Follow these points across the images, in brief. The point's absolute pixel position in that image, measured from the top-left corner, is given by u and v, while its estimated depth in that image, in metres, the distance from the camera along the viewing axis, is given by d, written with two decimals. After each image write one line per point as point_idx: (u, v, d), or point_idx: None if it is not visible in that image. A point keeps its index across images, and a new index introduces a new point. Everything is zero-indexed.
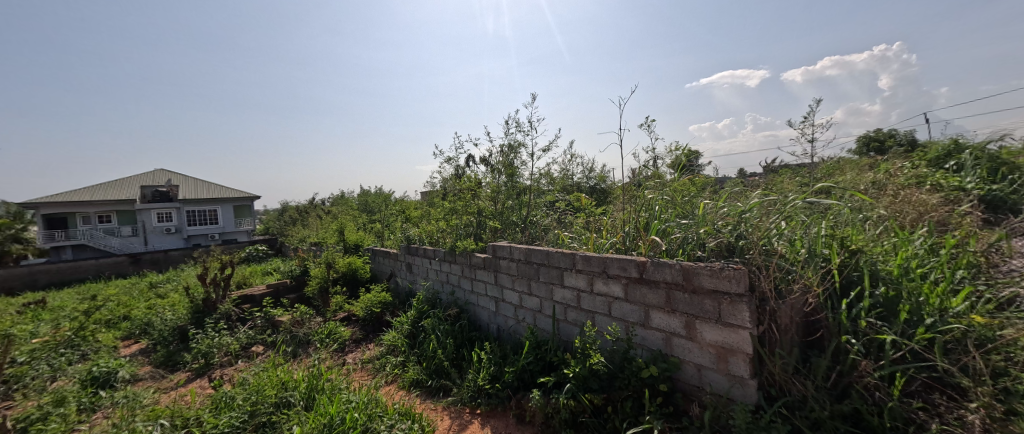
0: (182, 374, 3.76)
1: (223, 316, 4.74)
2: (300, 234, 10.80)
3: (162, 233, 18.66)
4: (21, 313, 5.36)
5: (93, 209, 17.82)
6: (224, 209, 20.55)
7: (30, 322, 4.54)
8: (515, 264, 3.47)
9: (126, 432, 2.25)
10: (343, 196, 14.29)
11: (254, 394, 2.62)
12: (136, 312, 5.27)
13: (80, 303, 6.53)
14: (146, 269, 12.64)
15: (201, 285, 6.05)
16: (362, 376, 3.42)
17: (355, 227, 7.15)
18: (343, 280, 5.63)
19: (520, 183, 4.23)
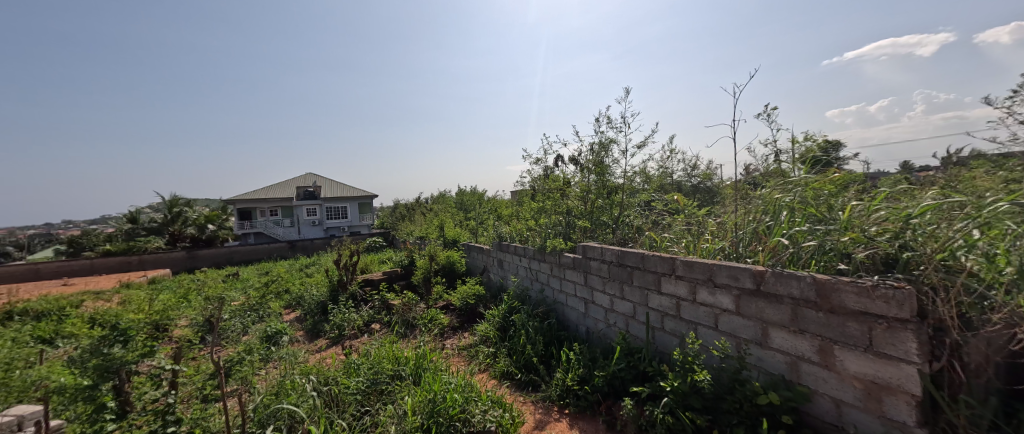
0: (323, 341, 4.49)
1: (350, 295, 5.54)
2: (408, 228, 12.00)
3: (308, 224, 22.50)
4: (223, 281, 7.05)
5: (268, 204, 21.90)
6: (351, 206, 23.88)
7: (228, 289, 5.94)
8: (606, 265, 3.36)
9: (289, 381, 2.76)
10: (445, 195, 15.47)
11: (373, 363, 2.98)
12: (290, 285, 6.47)
13: (256, 277, 8.29)
14: (298, 253, 15.43)
15: (335, 268, 7.15)
16: (458, 361, 3.65)
17: (453, 224, 7.67)
18: (443, 272, 6.10)
19: (612, 181, 4.07)
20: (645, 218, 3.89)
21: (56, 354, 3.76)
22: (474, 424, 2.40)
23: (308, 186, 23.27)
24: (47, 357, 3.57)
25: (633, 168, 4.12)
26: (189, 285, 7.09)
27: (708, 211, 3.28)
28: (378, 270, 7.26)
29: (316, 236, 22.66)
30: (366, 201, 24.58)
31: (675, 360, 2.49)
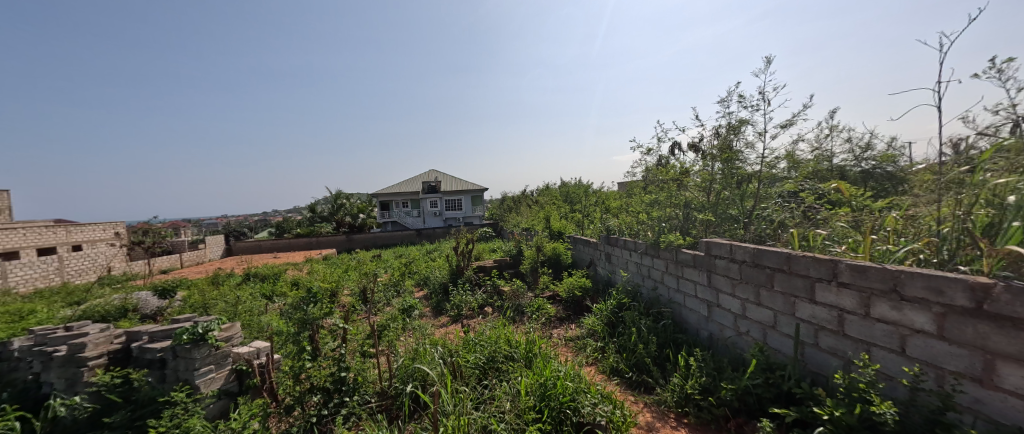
0: (445, 317, 4.98)
1: (467, 279, 6.01)
2: (515, 220, 12.47)
3: (431, 215, 25.14)
4: (367, 261, 8.36)
5: (400, 197, 25.08)
6: (465, 199, 25.89)
7: (372, 267, 7.03)
8: (736, 265, 2.97)
9: (421, 348, 3.12)
10: (551, 188, 15.62)
11: (488, 341, 3.18)
12: (419, 266, 7.36)
13: (393, 259, 9.64)
14: (423, 241, 17.40)
15: (454, 254, 7.86)
16: (566, 351, 3.66)
17: (558, 216, 7.69)
18: (549, 262, 6.19)
19: (743, 169, 3.58)
20: (789, 211, 3.26)
21: (271, 306, 5.04)
22: (584, 415, 2.38)
23: (430, 181, 25.95)
24: (267, 309, 4.80)
25: (773, 152, 3.56)
26: (348, 263, 8.66)
27: (887, 203, 2.62)
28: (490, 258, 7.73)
29: (436, 225, 25.15)
30: (478, 194, 26.29)
31: (839, 387, 2.07)
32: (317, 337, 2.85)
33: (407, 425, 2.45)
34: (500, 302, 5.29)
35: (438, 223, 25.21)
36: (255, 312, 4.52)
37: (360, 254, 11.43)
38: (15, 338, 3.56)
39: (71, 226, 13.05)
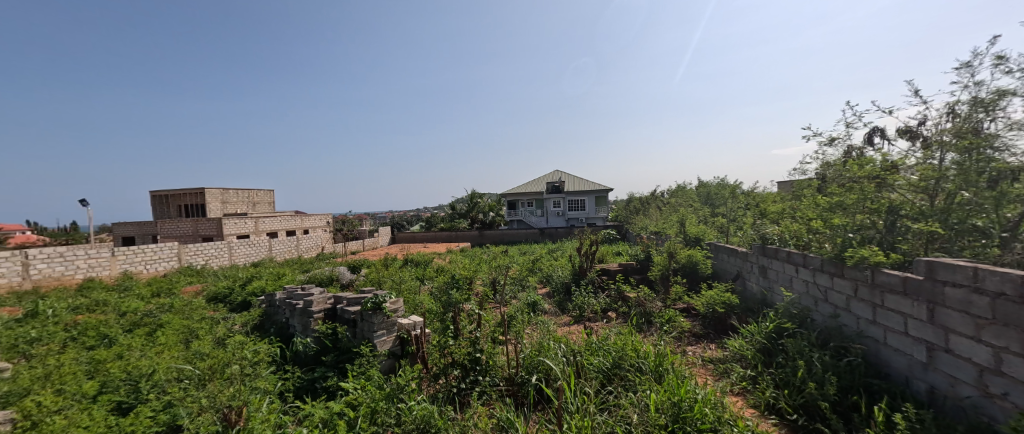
0: (568, 316, 4.98)
1: (590, 281, 5.89)
2: (642, 222, 11.65)
3: (555, 215, 25.50)
4: (496, 255, 9.00)
5: (527, 197, 26.13)
6: (589, 200, 25.36)
7: (501, 262, 7.56)
8: (985, 299, 2.12)
9: (547, 343, 3.16)
10: (684, 189, 14.02)
11: (612, 346, 3.04)
12: (544, 264, 7.55)
13: (518, 255, 10.14)
14: (545, 240, 17.86)
15: (578, 255, 7.79)
16: (704, 373, 3.24)
17: (696, 219, 6.86)
18: (683, 272, 5.58)
19: (997, 160, 2.51)
20: None
21: (422, 287, 5.92)
22: None
23: (555, 181, 26.28)
24: (419, 290, 5.66)
25: None
26: (482, 256, 9.50)
27: None
28: (615, 262, 7.39)
29: (560, 225, 25.38)
30: (604, 195, 25.38)
31: None
32: (458, 319, 3.22)
33: (532, 414, 2.54)
34: (624, 308, 5.03)
35: (561, 223, 25.38)
36: (410, 291, 5.37)
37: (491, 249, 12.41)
38: (275, 292, 5.09)
39: (299, 215, 18.14)
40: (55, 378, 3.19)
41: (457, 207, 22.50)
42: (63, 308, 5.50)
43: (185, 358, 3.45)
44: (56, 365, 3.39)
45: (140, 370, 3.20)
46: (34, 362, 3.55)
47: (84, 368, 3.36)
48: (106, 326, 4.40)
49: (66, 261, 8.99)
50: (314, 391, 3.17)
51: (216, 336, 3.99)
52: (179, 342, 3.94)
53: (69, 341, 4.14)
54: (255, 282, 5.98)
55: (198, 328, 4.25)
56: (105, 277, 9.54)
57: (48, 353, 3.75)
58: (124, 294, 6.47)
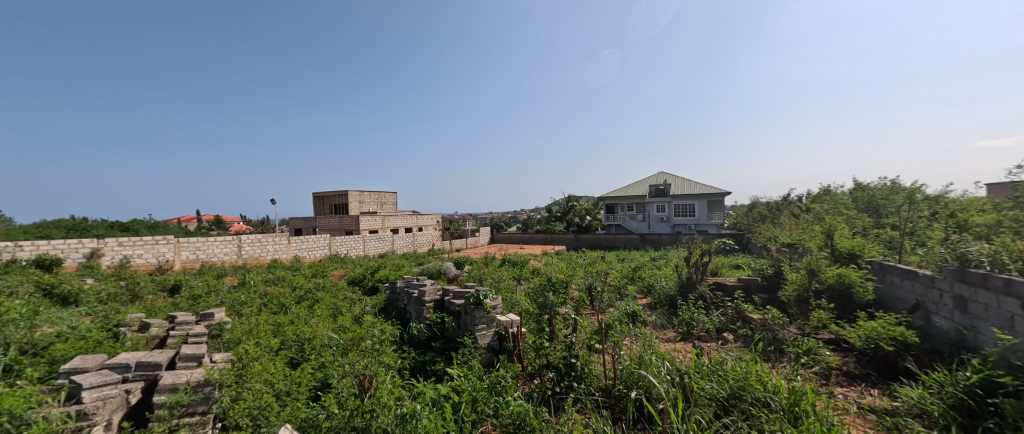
0: (673, 332, 4.55)
1: (701, 296, 5.28)
2: (772, 231, 9.89)
3: (658, 220, 23.24)
4: (595, 260, 8.71)
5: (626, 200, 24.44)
6: (701, 204, 22.29)
7: (600, 267, 7.28)
8: None
9: (649, 358, 2.91)
10: (830, 193, 11.37)
11: (731, 372, 2.64)
12: (647, 272, 7.02)
13: (619, 262, 9.62)
14: (647, 246, 16.57)
15: (688, 266, 7.02)
16: (862, 424, 2.58)
17: (851, 231, 5.54)
18: (830, 295, 4.58)
19: None
20: None
21: (518, 287, 6.07)
22: None
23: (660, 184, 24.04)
24: (516, 289, 5.83)
25: None
26: (580, 260, 9.28)
27: None
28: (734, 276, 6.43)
29: (664, 232, 23.08)
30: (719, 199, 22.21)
31: None
32: (554, 322, 3.23)
33: (631, 431, 2.37)
34: (745, 330, 4.37)
35: (666, 229, 23.06)
36: (508, 290, 5.56)
37: (588, 253, 12.03)
38: (396, 280, 5.82)
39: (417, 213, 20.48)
40: (254, 333, 4.23)
41: (554, 209, 22.72)
42: (258, 281, 7.26)
43: (332, 329, 4.21)
44: (256, 324, 4.51)
45: (304, 335, 4.03)
46: (242, 319, 4.78)
47: (271, 328, 4.38)
48: (283, 298, 5.66)
49: (263, 245, 11.90)
50: (425, 372, 3.51)
51: (354, 314, 4.77)
52: (329, 314, 4.82)
53: (262, 306, 5.44)
54: (382, 271, 6.95)
55: (342, 306, 5.14)
56: (284, 259, 12.30)
57: (250, 313, 5.00)
58: (294, 273, 8.20)
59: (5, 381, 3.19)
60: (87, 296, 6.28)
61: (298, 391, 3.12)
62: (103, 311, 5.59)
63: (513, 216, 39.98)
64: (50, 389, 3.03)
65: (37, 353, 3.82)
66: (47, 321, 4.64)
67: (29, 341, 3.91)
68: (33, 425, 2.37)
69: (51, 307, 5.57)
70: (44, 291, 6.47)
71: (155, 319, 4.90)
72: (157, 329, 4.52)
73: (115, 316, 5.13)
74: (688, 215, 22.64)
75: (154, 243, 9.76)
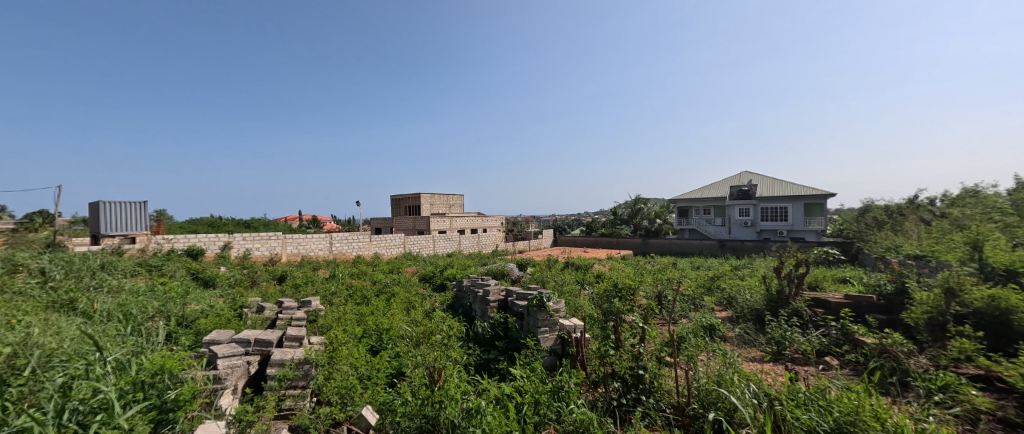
0: (759, 351, 4.10)
1: (795, 312, 4.68)
2: (890, 240, 8.35)
3: (739, 224, 21.00)
4: (667, 266, 8.18)
5: (702, 203, 22.47)
6: (796, 208, 19.74)
7: (674, 274, 6.81)
8: None
9: (729, 378, 2.63)
10: (974, 196, 9.25)
11: (836, 403, 2.24)
12: (727, 282, 6.41)
13: (695, 270, 8.89)
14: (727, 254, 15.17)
15: (778, 278, 6.23)
16: None
17: (1007, 243, 4.46)
18: (976, 320, 3.72)
19: None
20: None
21: (582, 291, 5.92)
22: None
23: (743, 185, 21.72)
24: (580, 293, 5.69)
25: None
26: (651, 267, 8.76)
27: None
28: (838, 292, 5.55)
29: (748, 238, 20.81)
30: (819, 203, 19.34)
31: None
32: (620, 330, 3.09)
33: None
34: (853, 354, 3.75)
35: (751, 235, 20.78)
36: (573, 294, 5.46)
37: (660, 260, 11.32)
38: (463, 279, 6.04)
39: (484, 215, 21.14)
40: (342, 320, 4.70)
41: (620, 212, 22.14)
42: (345, 274, 8.09)
43: (407, 322, 4.51)
44: (344, 312, 5.02)
45: (382, 325, 4.36)
46: (333, 308, 5.36)
47: (355, 317, 4.83)
48: (365, 291, 6.21)
49: (350, 242, 13.26)
50: (490, 370, 3.59)
51: (425, 309, 5.06)
52: (404, 307, 5.18)
53: (348, 296, 6.04)
54: (450, 270, 7.29)
55: (414, 300, 5.49)
56: (367, 256, 13.58)
57: (339, 302, 5.59)
58: (375, 269, 8.97)
59: (165, 345, 3.97)
60: (219, 281, 7.57)
61: (377, 376, 3.38)
62: (230, 294, 6.68)
63: (579, 219, 39.22)
64: (197, 355, 3.67)
65: (188, 325, 4.71)
66: (193, 300, 5.68)
67: (182, 315, 4.82)
68: (184, 383, 2.89)
69: (195, 288, 6.81)
70: (192, 275, 7.94)
71: (267, 303, 5.71)
72: (269, 311, 5.27)
73: (239, 298, 6.09)
74: (779, 220, 20.09)
75: (268, 238, 11.39)
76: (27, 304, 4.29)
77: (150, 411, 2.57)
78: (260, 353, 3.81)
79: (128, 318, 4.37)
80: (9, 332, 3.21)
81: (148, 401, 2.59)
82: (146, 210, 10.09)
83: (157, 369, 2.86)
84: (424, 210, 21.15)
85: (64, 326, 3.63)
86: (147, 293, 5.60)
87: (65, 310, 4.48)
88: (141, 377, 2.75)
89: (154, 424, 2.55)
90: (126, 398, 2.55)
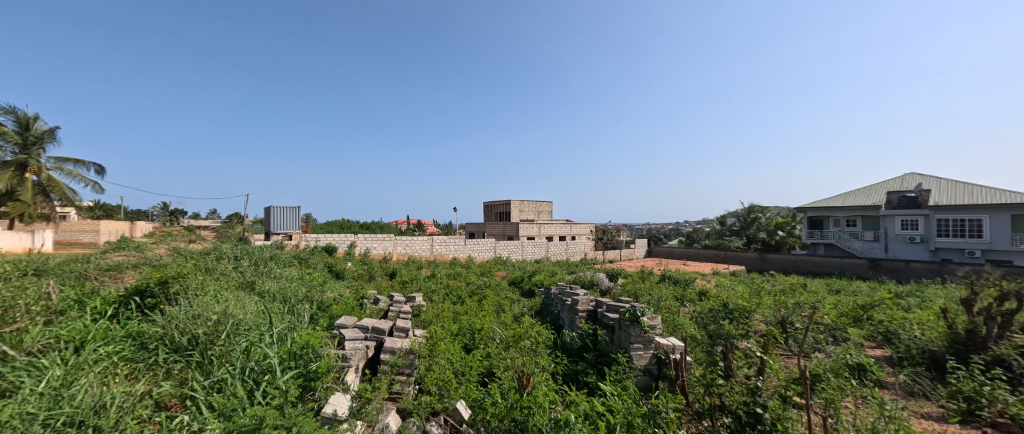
0: (936, 409, 3.23)
1: (995, 360, 3.54)
2: None
3: (902, 241, 17.01)
4: (794, 286, 6.95)
5: (844, 213, 18.92)
6: (997, 219, 14.91)
7: (805, 295, 5.77)
8: None
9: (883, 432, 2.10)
10: None
11: None
12: (883, 311, 5.19)
13: (831, 294, 7.39)
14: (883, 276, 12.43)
15: (966, 315, 4.81)
16: None
17: None
18: None
19: None
20: None
21: (682, 309, 5.39)
22: None
23: (910, 191, 17.71)
24: (680, 311, 5.19)
25: None
26: (769, 286, 7.58)
27: None
28: None
29: (919, 257, 16.58)
30: None
31: None
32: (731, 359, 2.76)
33: None
34: None
35: (925, 255, 16.49)
36: (673, 310, 5.00)
37: (782, 279, 9.74)
38: (551, 287, 6.00)
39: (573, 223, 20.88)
40: (440, 317, 5.03)
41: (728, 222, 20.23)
42: (445, 275, 8.71)
43: (498, 324, 4.64)
44: (443, 309, 5.39)
45: (474, 325, 4.54)
46: (433, 305, 5.79)
47: (451, 314, 5.15)
48: (460, 291, 6.59)
49: (448, 244, 14.28)
50: (578, 382, 3.47)
51: (514, 313, 5.16)
52: (495, 310, 5.34)
53: (446, 295, 6.48)
54: (538, 276, 7.32)
55: (504, 304, 5.62)
56: (461, 258, 14.47)
57: (438, 300, 6.03)
58: (469, 272, 9.48)
59: (308, 324, 4.76)
60: (346, 273, 8.82)
61: (470, 372, 3.53)
62: (353, 285, 7.72)
63: (680, 229, 36.21)
64: (331, 335, 4.27)
65: (324, 308, 5.57)
66: (327, 288, 6.71)
67: (321, 300, 5.71)
68: (322, 358, 3.38)
69: (329, 278, 8.05)
70: (327, 267, 9.43)
71: (381, 296, 6.43)
72: (382, 303, 5.93)
73: (360, 290, 7.01)
74: (967, 236, 15.46)
75: (383, 238, 12.91)
76: (225, 282, 5.57)
77: (299, 378, 3.14)
78: (376, 339, 4.24)
79: (285, 300, 5.36)
80: (214, 303, 4.13)
81: (297, 369, 3.20)
82: (299, 210, 12.17)
83: (304, 344, 3.48)
84: (515, 216, 21.75)
85: (246, 302, 4.48)
86: (297, 280, 6.83)
87: (247, 288, 5.70)
88: (295, 349, 3.41)
89: (301, 389, 3.08)
90: (284, 364, 3.22)
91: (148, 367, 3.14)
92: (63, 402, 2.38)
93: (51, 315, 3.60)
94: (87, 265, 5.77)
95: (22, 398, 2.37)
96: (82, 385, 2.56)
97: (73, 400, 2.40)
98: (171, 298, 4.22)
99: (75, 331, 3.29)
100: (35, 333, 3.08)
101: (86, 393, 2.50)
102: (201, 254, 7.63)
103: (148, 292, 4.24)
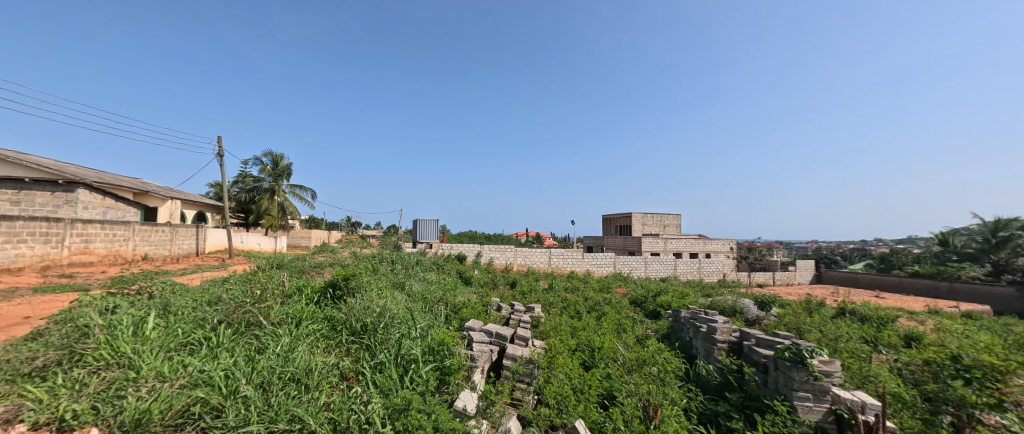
0: None
1: None
2: None
3: None
4: None
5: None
6: None
7: None
8: None
9: None
10: None
11: None
12: None
13: None
14: None
15: None
16: None
17: None
18: None
19: None
20: None
21: (875, 356, 4.19)
22: None
23: None
24: (870, 357, 4.04)
25: None
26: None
27: None
28: None
29: None
30: None
31: None
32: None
33: None
34: None
35: None
36: (862, 355, 3.93)
37: None
38: (683, 309, 5.38)
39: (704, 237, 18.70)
40: (558, 330, 4.97)
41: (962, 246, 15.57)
42: (565, 288, 8.64)
43: (620, 345, 4.36)
44: (562, 322, 5.33)
45: (594, 342, 4.35)
46: (551, 316, 5.79)
47: (569, 329, 5.04)
48: (578, 306, 6.44)
49: (565, 258, 14.27)
50: (718, 426, 3.00)
51: (636, 335, 4.80)
52: (615, 328, 5.06)
53: (565, 308, 6.41)
54: (665, 297, 6.68)
55: (625, 323, 5.28)
56: (579, 272, 14.30)
57: (556, 313, 6.00)
58: (587, 286, 9.26)
59: (444, 323, 5.25)
60: (474, 281, 9.55)
61: (589, 390, 3.36)
62: (480, 292, 8.28)
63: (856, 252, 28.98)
64: (460, 336, 4.58)
65: (456, 309, 6.07)
66: (461, 293, 7.33)
67: (453, 303, 6.25)
68: (455, 355, 3.61)
69: (461, 284, 8.80)
70: (458, 273, 10.35)
71: (503, 304, 6.72)
72: (505, 310, 6.19)
73: (484, 296, 7.46)
74: None
75: (506, 249, 13.62)
76: (386, 281, 6.58)
77: (437, 371, 3.47)
78: (498, 344, 4.37)
79: (426, 300, 6.04)
80: (378, 298, 4.90)
81: (435, 363, 3.53)
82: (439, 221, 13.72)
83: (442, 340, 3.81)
84: (637, 229, 20.56)
85: (399, 300, 5.19)
86: (436, 284, 7.65)
87: (399, 288, 6.61)
88: (434, 343, 3.78)
89: (439, 381, 3.40)
90: (426, 357, 3.61)
91: (338, 344, 3.87)
92: (290, 362, 3.08)
93: (284, 297, 4.78)
94: (304, 262, 7.57)
95: (268, 355, 3.15)
96: (300, 351, 3.28)
97: (295, 361, 3.08)
98: (350, 291, 5.15)
99: (297, 310, 4.27)
100: (277, 309, 4.10)
101: (302, 357, 3.20)
102: (370, 257, 9.23)
103: (339, 285, 5.26)
